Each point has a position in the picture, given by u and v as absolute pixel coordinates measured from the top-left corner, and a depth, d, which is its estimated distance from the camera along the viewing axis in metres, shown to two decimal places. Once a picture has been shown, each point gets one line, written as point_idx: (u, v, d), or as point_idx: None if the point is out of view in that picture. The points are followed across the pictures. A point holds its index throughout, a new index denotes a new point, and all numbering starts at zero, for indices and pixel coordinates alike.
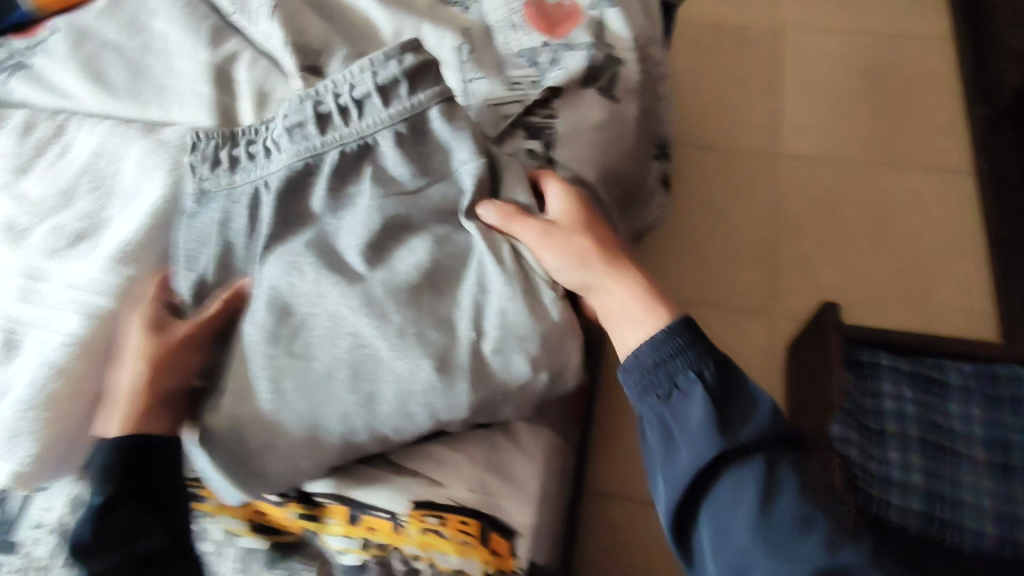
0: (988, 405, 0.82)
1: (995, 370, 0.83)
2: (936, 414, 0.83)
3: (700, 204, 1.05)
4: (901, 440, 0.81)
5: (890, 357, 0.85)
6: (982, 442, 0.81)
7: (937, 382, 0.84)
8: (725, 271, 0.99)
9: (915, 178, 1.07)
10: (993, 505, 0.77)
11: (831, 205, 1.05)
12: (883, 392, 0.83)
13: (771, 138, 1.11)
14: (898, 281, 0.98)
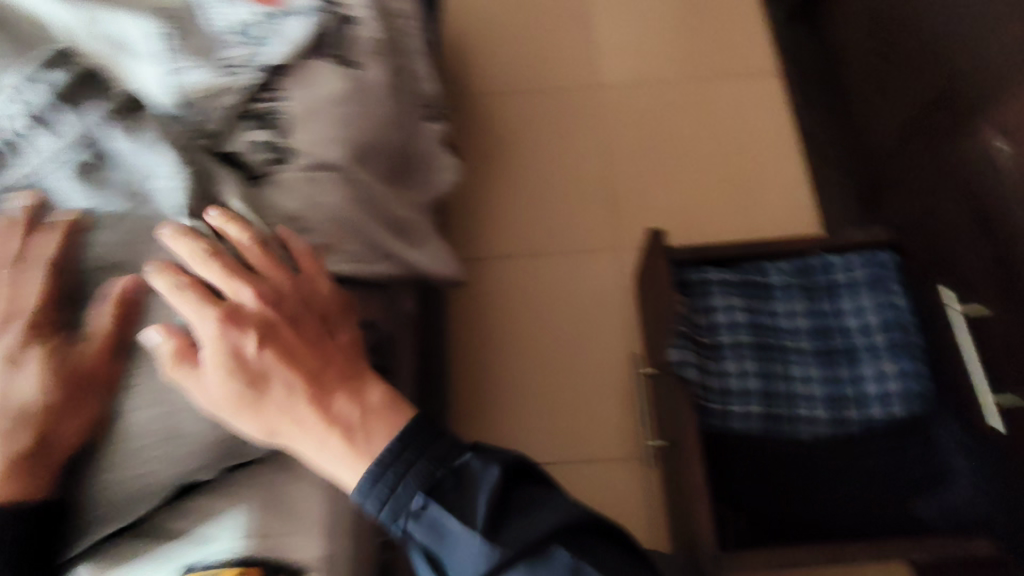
0: (806, 297, 0.88)
1: (807, 263, 0.89)
2: (763, 316, 0.87)
3: (524, 170, 1.18)
4: (738, 348, 0.84)
5: (716, 271, 0.88)
6: (806, 333, 0.86)
7: (760, 286, 0.88)
8: (554, 225, 1.13)
9: (706, 113, 1.23)
10: (823, 389, 0.83)
11: (642, 155, 1.20)
12: (715, 307, 0.86)
13: (582, 99, 1.25)
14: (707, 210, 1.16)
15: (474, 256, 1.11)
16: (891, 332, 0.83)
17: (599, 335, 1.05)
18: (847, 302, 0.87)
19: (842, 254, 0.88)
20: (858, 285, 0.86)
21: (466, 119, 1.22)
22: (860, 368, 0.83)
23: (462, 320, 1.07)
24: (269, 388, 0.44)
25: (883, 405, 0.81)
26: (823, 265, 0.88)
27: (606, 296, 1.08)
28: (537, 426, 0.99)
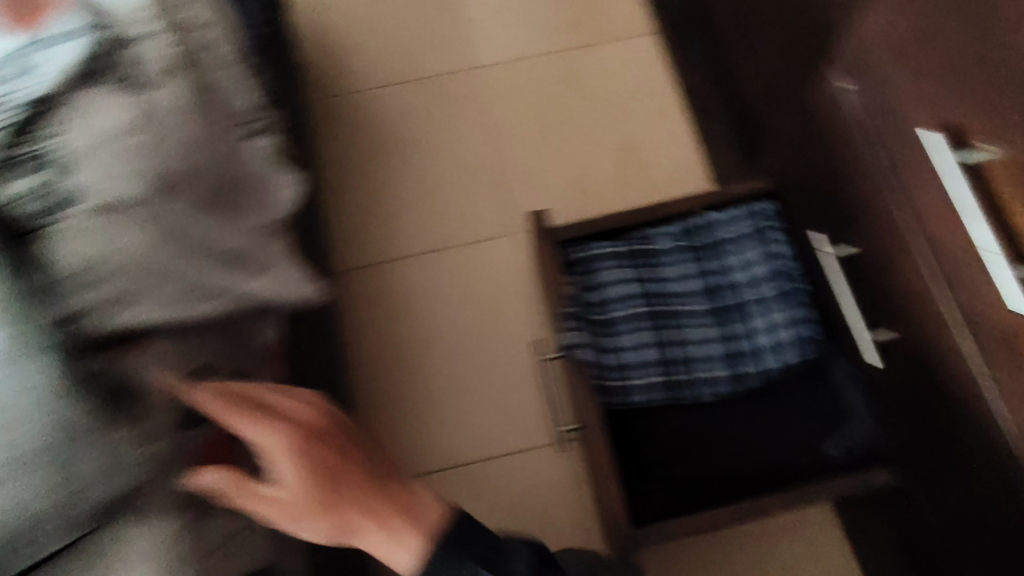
0: (695, 259, 0.87)
1: (693, 224, 0.88)
2: (655, 284, 0.86)
3: (410, 164, 1.15)
4: (633, 322, 0.83)
5: (604, 245, 0.86)
6: (699, 294, 0.86)
7: (649, 254, 0.87)
8: (446, 216, 1.11)
9: (586, 83, 1.22)
10: (719, 349, 0.83)
11: (523, 135, 1.18)
12: (606, 284, 0.85)
13: (461, 83, 1.21)
14: (595, 177, 1.14)
15: (368, 260, 1.08)
16: (778, 282, 0.84)
17: (503, 323, 1.03)
18: (734, 257, 0.87)
19: (725, 210, 0.88)
20: (742, 239, 0.87)
21: (342, 121, 1.18)
22: (753, 321, 0.84)
23: (363, 327, 1.04)
24: (292, 504, 0.49)
25: (778, 356, 0.82)
26: (708, 224, 0.88)
27: (506, 282, 1.06)
28: (450, 423, 0.98)
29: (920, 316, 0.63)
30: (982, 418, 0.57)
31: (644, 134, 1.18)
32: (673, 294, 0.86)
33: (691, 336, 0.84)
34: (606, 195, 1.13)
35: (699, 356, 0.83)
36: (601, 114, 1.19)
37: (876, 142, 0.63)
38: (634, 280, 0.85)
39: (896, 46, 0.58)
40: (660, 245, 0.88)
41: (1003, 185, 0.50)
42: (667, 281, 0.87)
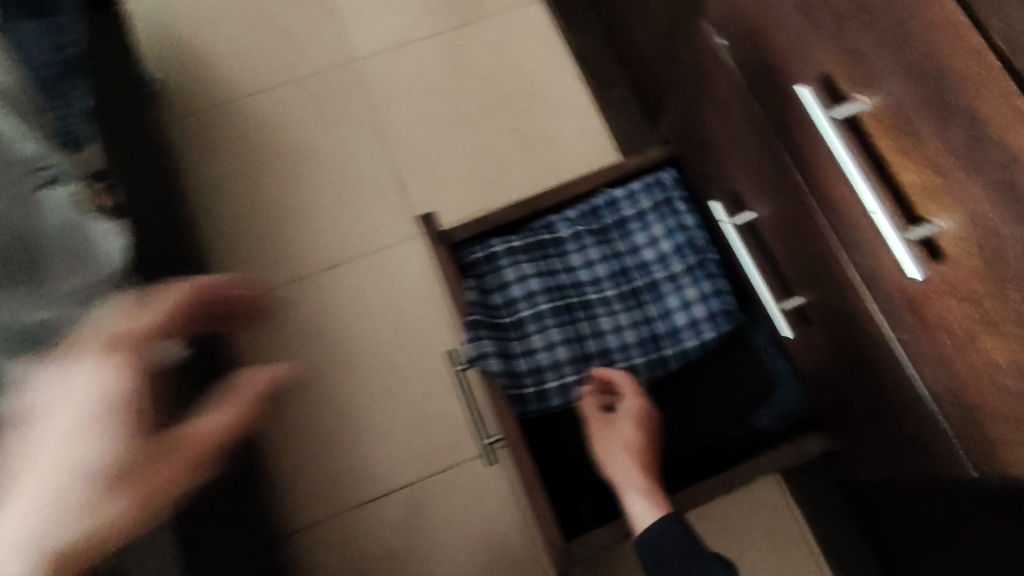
0: (600, 241, 0.82)
1: (594, 204, 0.82)
2: (561, 275, 0.81)
3: (296, 177, 1.08)
4: (542, 318, 0.78)
5: (502, 240, 0.80)
6: (609, 278, 0.81)
7: (552, 243, 0.82)
8: (341, 228, 1.05)
9: (474, 62, 1.14)
10: (635, 334, 0.79)
11: (412, 128, 1.10)
12: (509, 281, 0.79)
13: (342, 81, 1.13)
14: (496, 159, 1.07)
15: (265, 286, 1.02)
16: (687, 255, 0.79)
17: (416, 335, 0.99)
18: (640, 235, 0.82)
19: (625, 185, 0.82)
20: (646, 214, 0.82)
21: (220, 138, 1.10)
22: (666, 301, 0.80)
23: (269, 357, 0.98)
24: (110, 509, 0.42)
25: (696, 333, 0.77)
26: (609, 202, 0.82)
27: (414, 290, 1.01)
28: (374, 447, 0.93)
29: (820, 278, 0.59)
30: (896, 379, 0.54)
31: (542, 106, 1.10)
32: (582, 282, 0.81)
33: (605, 326, 0.79)
34: (510, 178, 1.07)
35: (615, 346, 0.79)
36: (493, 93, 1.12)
37: (753, 98, 0.58)
38: (538, 274, 0.79)
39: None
40: (563, 232, 0.82)
41: (879, 137, 0.45)
42: (574, 270, 0.82)
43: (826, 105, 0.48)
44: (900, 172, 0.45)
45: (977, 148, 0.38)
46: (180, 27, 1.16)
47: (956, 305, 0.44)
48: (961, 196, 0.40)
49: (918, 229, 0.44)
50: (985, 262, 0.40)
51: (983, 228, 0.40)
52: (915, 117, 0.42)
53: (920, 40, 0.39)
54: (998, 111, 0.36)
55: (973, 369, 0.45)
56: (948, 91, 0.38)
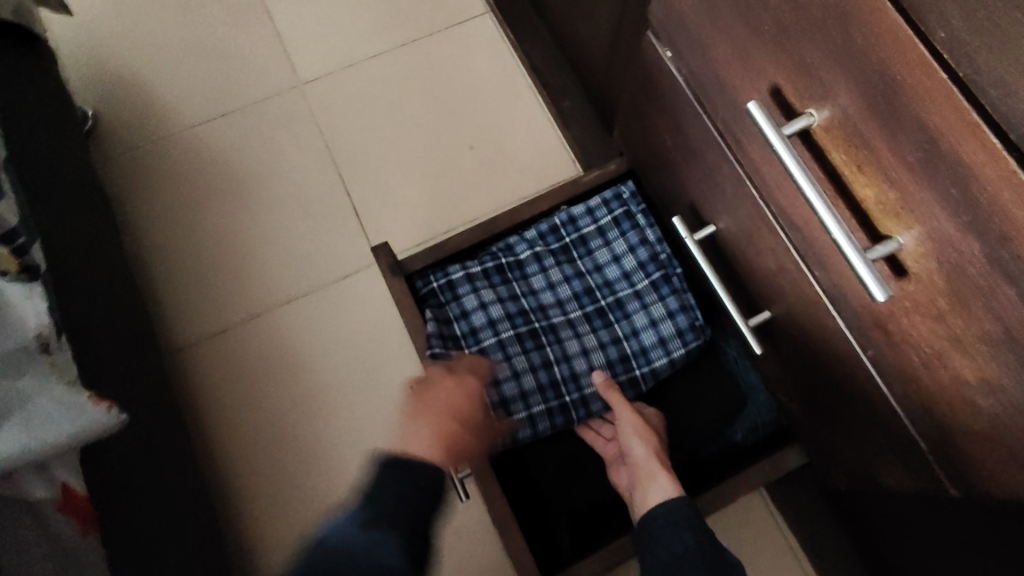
0: (562, 261, 0.80)
1: (554, 222, 0.80)
2: (525, 298, 0.79)
3: (247, 208, 1.04)
4: (507, 344, 0.75)
5: (461, 265, 0.77)
6: (573, 299, 0.79)
7: (513, 266, 0.79)
8: (297, 259, 1.01)
9: (426, 79, 1.10)
10: (604, 355, 0.77)
11: (364, 151, 1.07)
12: (471, 309, 0.76)
13: (290, 105, 1.09)
14: (451, 180, 1.04)
15: (220, 324, 0.98)
16: (651, 271, 0.78)
17: (380, 366, 0.95)
18: (602, 252, 0.80)
19: (584, 202, 0.80)
20: (607, 231, 0.80)
21: (165, 172, 1.06)
22: (633, 319, 0.78)
23: (228, 398, 0.94)
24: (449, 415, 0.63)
25: (665, 351, 0.76)
26: (570, 220, 0.80)
27: (376, 320, 0.97)
28: (342, 488, 0.90)
29: (784, 293, 0.57)
30: (866, 395, 0.52)
31: (496, 120, 1.07)
32: (547, 305, 0.79)
33: (573, 349, 0.77)
34: (466, 198, 1.04)
35: (584, 370, 0.76)
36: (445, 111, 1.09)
37: (703, 111, 0.56)
38: (501, 300, 0.77)
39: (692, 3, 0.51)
40: (523, 254, 0.80)
41: (833, 149, 0.43)
42: (537, 292, 0.79)
43: (776, 118, 0.46)
44: (856, 187, 0.42)
45: (930, 163, 0.36)
46: (117, 58, 1.12)
47: (921, 323, 0.42)
48: (918, 212, 0.38)
49: (879, 247, 0.41)
50: (946, 280, 0.38)
51: (941, 243, 0.37)
52: (866, 131, 0.39)
53: (865, 50, 0.37)
54: (949, 125, 0.33)
55: (941, 385, 0.43)
56: (897, 103, 0.36)
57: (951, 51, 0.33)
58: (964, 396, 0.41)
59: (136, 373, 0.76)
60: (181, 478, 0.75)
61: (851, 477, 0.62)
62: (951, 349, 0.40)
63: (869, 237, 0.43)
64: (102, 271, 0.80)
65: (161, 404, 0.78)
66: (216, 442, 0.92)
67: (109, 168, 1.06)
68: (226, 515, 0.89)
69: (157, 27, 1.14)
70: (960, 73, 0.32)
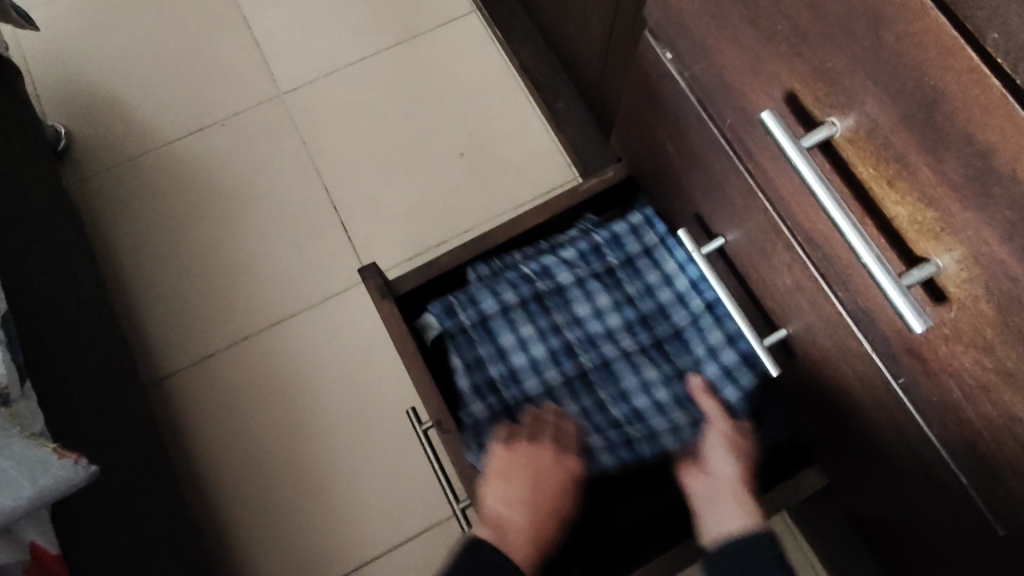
0: (608, 282, 0.76)
1: (594, 242, 0.76)
2: (569, 329, 0.74)
3: (231, 227, 0.99)
4: (552, 379, 0.72)
5: (492, 294, 0.73)
6: (624, 329, 0.74)
7: (556, 295, 0.75)
8: (284, 278, 0.97)
9: (413, 84, 1.06)
10: (667, 390, 0.71)
11: (351, 162, 1.02)
12: (506, 339, 0.73)
13: (272, 117, 1.05)
14: (441, 189, 1.00)
15: (207, 349, 0.94)
16: (705, 295, 0.74)
17: (375, 389, 0.91)
18: (650, 273, 0.76)
19: (626, 220, 0.77)
20: (655, 252, 0.76)
21: (144, 192, 1.01)
22: (690, 344, 0.74)
23: (218, 427, 0.90)
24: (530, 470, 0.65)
25: (733, 383, 0.70)
26: (612, 239, 0.76)
27: (369, 341, 0.93)
28: (341, 518, 0.86)
29: (803, 312, 0.53)
30: (896, 423, 0.48)
31: (487, 124, 1.02)
32: (597, 336, 0.74)
33: (629, 382, 0.72)
34: (457, 208, 0.99)
35: (643, 405, 0.71)
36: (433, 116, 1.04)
37: (709, 119, 0.52)
38: (547, 332, 0.73)
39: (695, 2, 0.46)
40: (567, 279, 0.75)
41: (859, 163, 0.39)
42: (584, 321, 0.75)
43: (794, 128, 0.42)
44: (887, 203, 0.38)
45: (979, 182, 0.31)
46: (89, 72, 1.07)
47: (963, 354, 0.38)
48: (961, 234, 0.34)
49: (914, 271, 0.37)
50: (994, 310, 0.34)
51: (989, 269, 0.33)
52: (898, 143, 0.35)
53: (899, 55, 0.32)
54: (1003, 140, 0.29)
55: (984, 420, 0.39)
56: (937, 115, 0.32)
57: (1003, 56, 0.28)
58: (1015, 435, 0.37)
59: (113, 413, 0.72)
60: (164, 523, 0.71)
61: (880, 502, 0.58)
62: (999, 382, 0.36)
63: (902, 258, 0.39)
64: (74, 303, 0.76)
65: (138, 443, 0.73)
66: (207, 476, 0.88)
67: (85, 189, 1.01)
68: (220, 552, 0.85)
69: (131, 39, 1.09)
70: (1015, 80, 0.28)
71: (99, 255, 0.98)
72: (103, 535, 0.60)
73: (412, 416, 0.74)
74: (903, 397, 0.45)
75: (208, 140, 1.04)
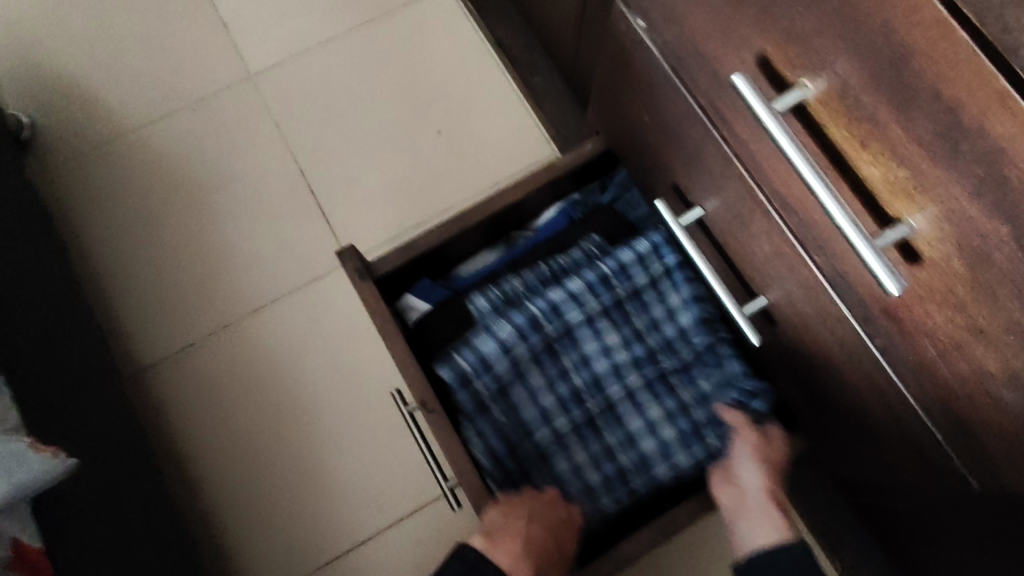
0: (634, 347, 0.69)
1: (602, 271, 0.69)
2: (622, 452, 0.68)
3: (206, 215, 0.98)
4: (554, 427, 0.68)
5: (503, 351, 0.66)
6: (633, 365, 0.69)
7: (562, 336, 0.68)
8: (264, 264, 0.95)
9: (386, 63, 1.04)
10: (673, 429, 0.68)
11: (325, 144, 1.00)
12: (510, 390, 0.67)
13: (244, 100, 1.03)
14: (420, 169, 0.99)
15: (186, 339, 0.92)
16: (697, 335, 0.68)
17: (359, 374, 0.91)
18: (657, 307, 0.69)
19: (632, 247, 0.70)
20: (661, 281, 0.69)
21: (116, 182, 0.99)
22: (678, 358, 0.69)
23: (202, 418, 0.89)
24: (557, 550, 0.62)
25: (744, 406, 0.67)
26: (620, 269, 0.69)
27: (351, 324, 0.93)
28: (334, 503, 0.86)
29: (781, 279, 0.53)
30: (874, 384, 0.48)
31: (464, 102, 1.01)
32: (603, 365, 0.69)
33: (624, 413, 0.69)
34: (436, 188, 0.98)
35: (632, 424, 0.69)
36: (409, 95, 1.02)
37: (682, 87, 0.51)
38: (546, 377, 0.68)
39: None
40: (573, 308, 0.68)
41: (831, 126, 0.38)
42: (584, 349, 0.69)
43: (766, 92, 0.41)
44: (859, 165, 0.38)
45: (948, 139, 0.31)
46: (52, 59, 1.04)
47: (937, 313, 0.38)
48: (933, 194, 0.34)
49: (888, 232, 0.37)
50: (966, 268, 0.34)
51: (962, 229, 0.33)
52: (870, 103, 0.35)
53: (870, 15, 0.32)
54: (971, 95, 0.29)
55: (961, 379, 0.39)
56: (908, 73, 0.32)
57: (973, 9, 0.28)
58: (989, 392, 0.37)
59: (90, 407, 0.71)
60: (148, 514, 0.70)
61: (863, 463, 0.59)
62: (973, 339, 0.36)
63: (876, 222, 0.39)
64: (46, 297, 0.75)
65: (117, 436, 0.73)
66: (194, 468, 0.87)
67: (55, 181, 0.99)
68: (209, 542, 0.85)
69: (93, 23, 1.06)
70: (982, 32, 0.28)
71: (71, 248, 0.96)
72: (88, 527, 0.60)
73: (398, 398, 0.75)
74: (884, 360, 0.46)
75: (179, 126, 1.02)
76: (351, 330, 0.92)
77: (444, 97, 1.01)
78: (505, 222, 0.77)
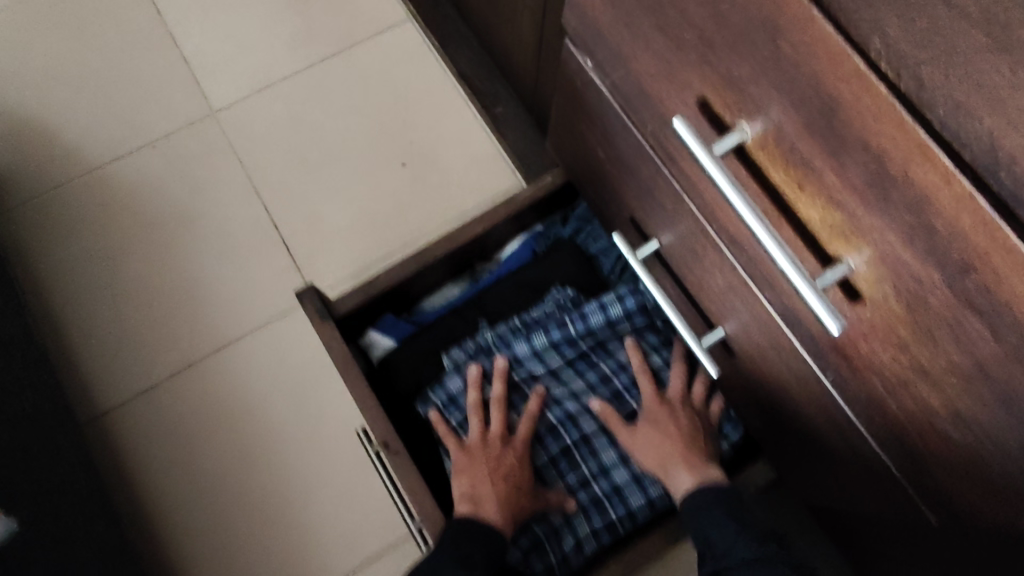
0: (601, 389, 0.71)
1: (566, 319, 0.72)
2: (596, 481, 0.69)
3: (168, 254, 0.96)
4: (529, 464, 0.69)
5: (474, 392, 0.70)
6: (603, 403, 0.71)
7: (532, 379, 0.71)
8: (228, 301, 0.94)
9: (350, 96, 1.04)
10: None
11: (289, 178, 0.99)
12: None
13: (206, 136, 1.02)
14: (386, 202, 0.98)
15: (148, 382, 0.90)
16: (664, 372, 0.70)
17: (326, 411, 0.89)
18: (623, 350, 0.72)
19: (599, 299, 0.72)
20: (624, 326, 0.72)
21: (76, 222, 0.97)
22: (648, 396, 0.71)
23: (166, 463, 0.87)
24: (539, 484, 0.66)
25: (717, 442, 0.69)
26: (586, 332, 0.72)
27: (318, 361, 0.91)
28: (302, 545, 0.84)
29: (736, 312, 0.53)
30: (829, 414, 0.48)
31: (429, 133, 1.01)
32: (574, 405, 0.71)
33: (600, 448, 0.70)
34: (402, 220, 0.97)
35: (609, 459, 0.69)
36: (373, 127, 1.02)
37: (632, 125, 0.52)
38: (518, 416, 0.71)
39: (606, 11, 0.45)
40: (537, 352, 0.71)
41: (771, 169, 0.39)
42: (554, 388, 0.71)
43: (708, 135, 0.42)
44: (800, 207, 0.38)
45: (878, 187, 0.32)
46: (9, 99, 1.02)
47: (881, 351, 0.38)
48: (869, 236, 0.34)
49: (829, 274, 0.37)
50: (904, 308, 0.34)
51: (898, 270, 0.33)
52: (805, 149, 0.35)
53: (797, 64, 0.32)
54: (895, 144, 0.29)
55: (908, 413, 0.39)
56: (837, 123, 0.32)
57: (890, 66, 0.28)
58: (934, 426, 0.37)
59: (42, 460, 0.69)
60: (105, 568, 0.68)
61: (827, 490, 0.58)
62: (915, 375, 0.36)
63: (818, 261, 0.39)
64: None
65: (72, 488, 0.70)
66: (155, 514, 0.85)
67: (11, 223, 0.97)
68: None
69: (50, 62, 1.05)
70: (900, 86, 0.28)
71: (27, 293, 0.94)
72: None
73: (364, 437, 0.74)
74: (836, 393, 0.46)
75: (140, 164, 1.00)
76: (317, 366, 0.91)
77: (408, 128, 1.01)
78: (469, 255, 0.77)
